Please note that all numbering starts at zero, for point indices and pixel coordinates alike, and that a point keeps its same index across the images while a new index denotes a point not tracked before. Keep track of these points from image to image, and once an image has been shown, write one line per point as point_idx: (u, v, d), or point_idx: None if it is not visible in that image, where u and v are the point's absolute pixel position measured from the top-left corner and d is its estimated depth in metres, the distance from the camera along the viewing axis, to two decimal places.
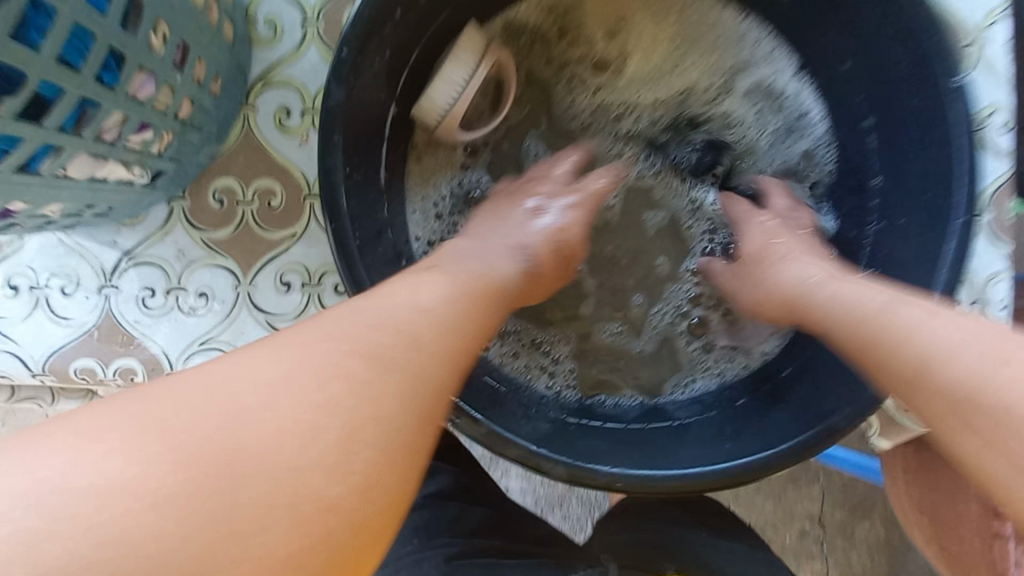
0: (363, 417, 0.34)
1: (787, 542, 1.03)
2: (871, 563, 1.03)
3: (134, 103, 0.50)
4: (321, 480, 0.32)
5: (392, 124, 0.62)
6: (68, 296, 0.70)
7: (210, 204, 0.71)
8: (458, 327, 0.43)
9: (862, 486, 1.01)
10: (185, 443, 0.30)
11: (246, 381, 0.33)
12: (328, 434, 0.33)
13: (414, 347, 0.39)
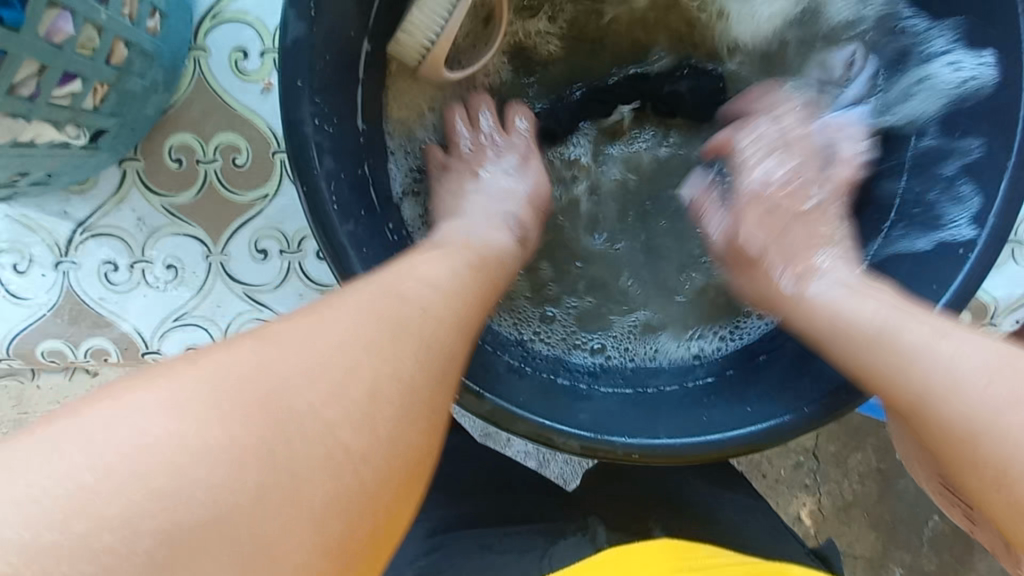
0: (359, 407, 0.33)
1: (781, 474, 1.03)
2: (862, 489, 1.04)
3: (50, 49, 0.41)
4: (358, 463, 0.32)
5: (366, 63, 0.54)
6: (22, 275, 0.64)
7: (167, 163, 0.63)
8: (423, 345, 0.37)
9: (856, 417, 1.02)
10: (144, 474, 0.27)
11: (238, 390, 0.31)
12: (335, 433, 0.32)
13: (382, 365, 0.35)
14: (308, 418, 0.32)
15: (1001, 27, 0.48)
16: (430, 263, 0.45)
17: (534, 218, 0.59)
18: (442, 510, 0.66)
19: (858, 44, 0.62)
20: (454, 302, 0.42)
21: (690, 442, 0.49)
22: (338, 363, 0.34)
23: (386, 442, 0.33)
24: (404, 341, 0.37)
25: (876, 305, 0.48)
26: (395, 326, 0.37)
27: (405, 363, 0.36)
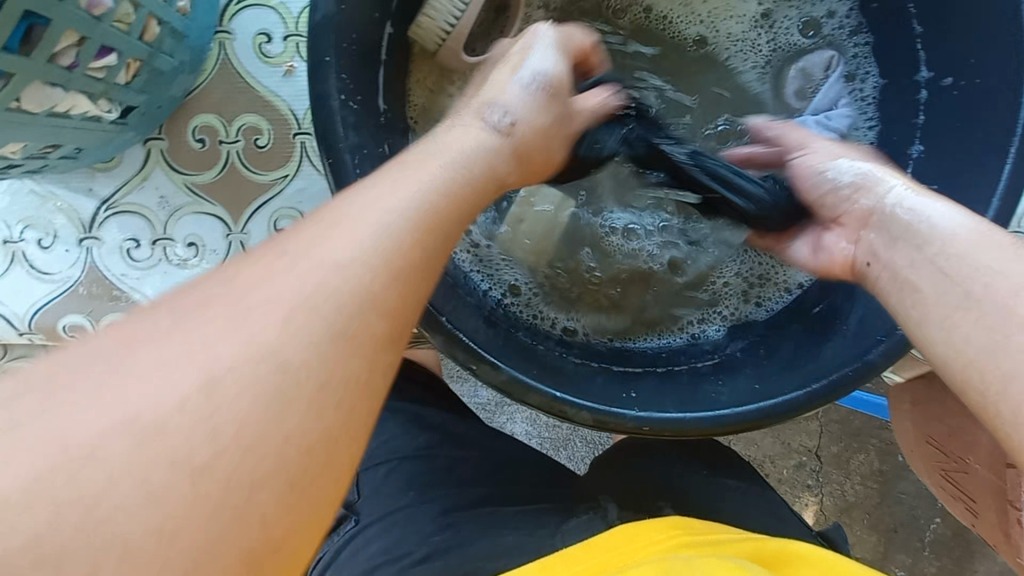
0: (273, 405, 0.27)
1: (783, 475, 1.04)
2: (865, 491, 1.04)
3: (90, 20, 0.43)
4: (298, 412, 0.28)
5: (388, 46, 0.55)
6: (46, 250, 0.65)
7: (190, 143, 0.64)
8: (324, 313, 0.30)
9: (859, 418, 1.02)
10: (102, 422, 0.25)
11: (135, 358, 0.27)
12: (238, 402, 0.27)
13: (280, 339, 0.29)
14: (196, 420, 0.26)
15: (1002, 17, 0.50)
16: (455, 153, 0.42)
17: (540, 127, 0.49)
18: (451, 490, 0.67)
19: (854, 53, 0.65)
20: (415, 246, 0.35)
21: (700, 416, 0.50)
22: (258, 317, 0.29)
23: (296, 440, 0.28)
24: (360, 293, 0.31)
25: (919, 262, 0.40)
26: (311, 303, 0.30)
27: (319, 343, 0.29)
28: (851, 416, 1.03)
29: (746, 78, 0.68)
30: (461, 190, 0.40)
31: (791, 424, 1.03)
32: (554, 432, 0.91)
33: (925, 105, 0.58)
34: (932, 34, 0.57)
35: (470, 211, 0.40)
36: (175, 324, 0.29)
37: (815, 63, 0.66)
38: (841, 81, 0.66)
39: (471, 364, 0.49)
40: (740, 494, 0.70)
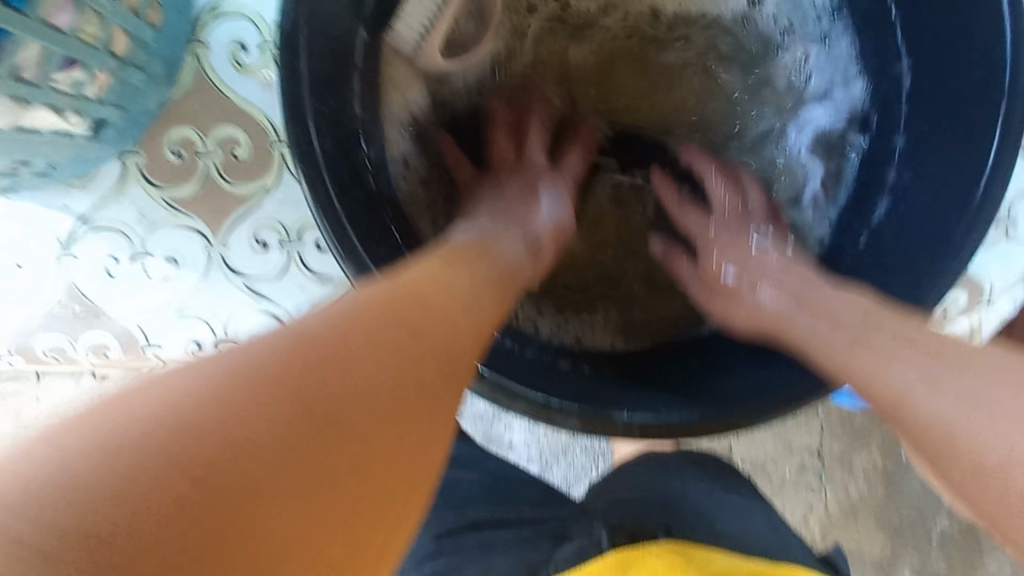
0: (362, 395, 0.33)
1: (787, 476, 1.03)
2: (870, 491, 1.03)
3: (51, 31, 0.42)
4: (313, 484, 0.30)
5: (363, 50, 0.54)
6: (23, 268, 0.64)
7: (167, 157, 0.63)
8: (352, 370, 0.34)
9: (860, 417, 1.01)
10: (153, 409, 0.29)
11: (236, 368, 0.32)
12: (298, 430, 0.31)
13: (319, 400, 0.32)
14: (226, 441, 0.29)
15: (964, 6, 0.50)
16: (505, 238, 0.53)
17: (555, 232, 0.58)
18: (445, 513, 0.66)
19: (845, 40, 0.63)
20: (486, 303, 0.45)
21: (691, 415, 0.49)
22: (329, 353, 0.34)
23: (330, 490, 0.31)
24: (361, 372, 0.34)
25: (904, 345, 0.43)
26: (372, 340, 0.35)
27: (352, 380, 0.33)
28: (853, 415, 1.01)
29: (739, 78, 0.70)
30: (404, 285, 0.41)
31: (792, 424, 1.02)
32: (552, 442, 0.89)
33: (908, 93, 0.58)
34: (910, 23, 0.56)
35: (433, 303, 0.40)
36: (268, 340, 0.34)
37: (802, 56, 0.67)
38: (836, 68, 0.64)
39: None
40: (737, 509, 0.69)
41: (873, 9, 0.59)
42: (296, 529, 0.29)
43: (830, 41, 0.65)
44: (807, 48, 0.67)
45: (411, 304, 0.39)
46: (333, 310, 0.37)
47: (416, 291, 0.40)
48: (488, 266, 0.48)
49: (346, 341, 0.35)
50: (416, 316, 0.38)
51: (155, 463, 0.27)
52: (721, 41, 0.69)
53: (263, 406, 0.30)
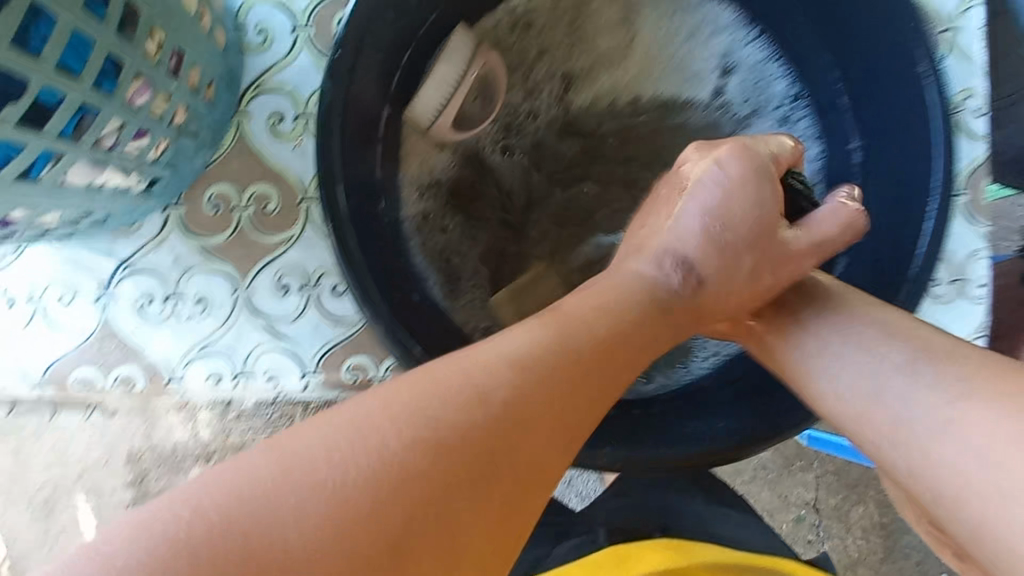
0: (448, 493, 0.33)
1: (784, 529, 1.05)
2: (867, 544, 1.05)
3: (130, 110, 0.50)
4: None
5: (385, 124, 0.63)
6: (66, 306, 0.70)
7: (205, 209, 0.71)
8: (450, 479, 0.33)
9: (855, 469, 1.04)
10: (222, 504, 0.30)
11: (307, 472, 0.32)
12: (390, 537, 0.31)
13: (429, 506, 0.32)
14: (318, 548, 0.30)
15: (900, 101, 0.59)
16: (626, 277, 0.49)
17: (717, 269, 0.51)
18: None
19: (803, 122, 0.73)
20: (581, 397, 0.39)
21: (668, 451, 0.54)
22: (406, 461, 0.33)
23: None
24: (445, 481, 0.33)
25: (877, 348, 0.46)
26: (458, 440, 0.34)
27: (422, 482, 0.33)
28: (848, 467, 1.04)
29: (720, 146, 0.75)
30: (498, 383, 0.37)
31: (789, 475, 1.04)
32: None
33: (859, 168, 0.67)
34: (859, 110, 0.65)
35: (535, 400, 0.37)
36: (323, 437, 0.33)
37: (771, 130, 0.74)
38: (797, 145, 0.73)
39: None
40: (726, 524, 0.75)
41: (827, 98, 0.69)
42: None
43: (791, 120, 0.73)
44: (774, 123, 0.74)
45: (506, 406, 0.36)
46: (370, 449, 0.32)
47: (517, 369, 0.37)
48: (592, 346, 0.41)
49: (422, 448, 0.33)
50: (485, 442, 0.34)
51: (218, 545, 0.29)
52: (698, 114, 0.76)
53: (353, 514, 0.31)
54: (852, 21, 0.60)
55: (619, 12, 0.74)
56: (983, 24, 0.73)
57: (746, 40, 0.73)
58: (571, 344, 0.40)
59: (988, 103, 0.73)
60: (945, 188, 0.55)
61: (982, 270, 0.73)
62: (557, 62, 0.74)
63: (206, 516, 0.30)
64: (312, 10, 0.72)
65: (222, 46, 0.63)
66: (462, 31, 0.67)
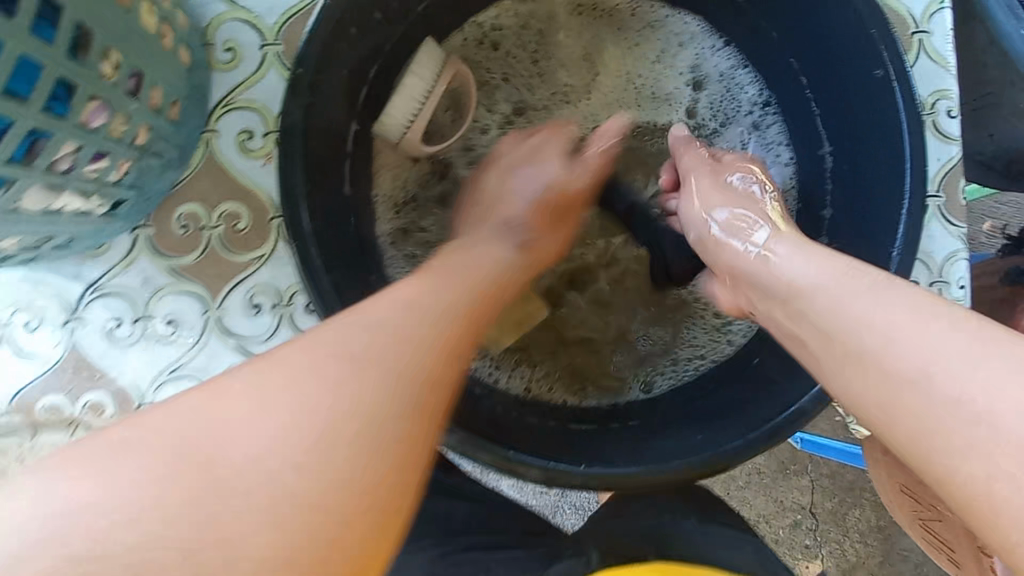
0: (357, 411, 0.36)
1: (781, 535, 1.03)
2: (865, 548, 1.04)
3: (86, 132, 0.49)
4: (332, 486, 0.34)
5: (353, 140, 0.63)
6: (32, 332, 0.69)
7: (174, 229, 0.70)
8: (350, 386, 0.36)
9: (850, 473, 1.03)
10: (162, 447, 0.32)
11: (226, 411, 0.34)
12: (300, 450, 0.34)
13: (332, 413, 0.35)
14: (243, 462, 0.33)
15: (868, 106, 0.59)
16: (484, 250, 0.55)
17: (544, 229, 0.62)
18: (438, 543, 0.71)
19: (773, 129, 0.74)
20: (462, 322, 0.45)
21: (645, 468, 0.53)
22: (317, 377, 0.36)
23: (354, 487, 0.34)
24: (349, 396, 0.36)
25: (851, 275, 0.47)
26: (358, 361, 0.38)
27: (334, 400, 0.36)
28: (843, 470, 1.03)
29: None
30: (389, 318, 0.41)
31: (783, 480, 1.03)
32: (542, 500, 0.90)
33: (831, 173, 0.66)
34: (829, 116, 0.65)
35: (418, 325, 0.42)
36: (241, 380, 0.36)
37: (741, 137, 0.76)
38: (765, 152, 0.75)
39: None
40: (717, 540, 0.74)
41: (795, 105, 0.70)
42: (357, 531, 0.34)
43: (761, 127, 0.75)
44: (744, 130, 0.76)
45: (397, 331, 0.41)
46: (282, 378, 0.36)
47: (405, 307, 0.43)
48: (467, 286, 0.49)
49: (323, 369, 0.37)
50: (385, 345, 0.39)
51: (163, 489, 0.31)
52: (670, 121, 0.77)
53: (266, 437, 0.34)
54: (819, 27, 0.60)
55: (587, 25, 0.75)
56: (951, 26, 0.73)
57: (715, 49, 0.75)
58: (446, 285, 0.48)
59: (959, 104, 0.73)
60: (915, 192, 0.55)
61: (962, 272, 0.72)
62: (529, 74, 0.75)
63: (167, 472, 0.31)
64: (280, 26, 0.71)
65: (187, 65, 0.63)
66: (430, 45, 0.67)
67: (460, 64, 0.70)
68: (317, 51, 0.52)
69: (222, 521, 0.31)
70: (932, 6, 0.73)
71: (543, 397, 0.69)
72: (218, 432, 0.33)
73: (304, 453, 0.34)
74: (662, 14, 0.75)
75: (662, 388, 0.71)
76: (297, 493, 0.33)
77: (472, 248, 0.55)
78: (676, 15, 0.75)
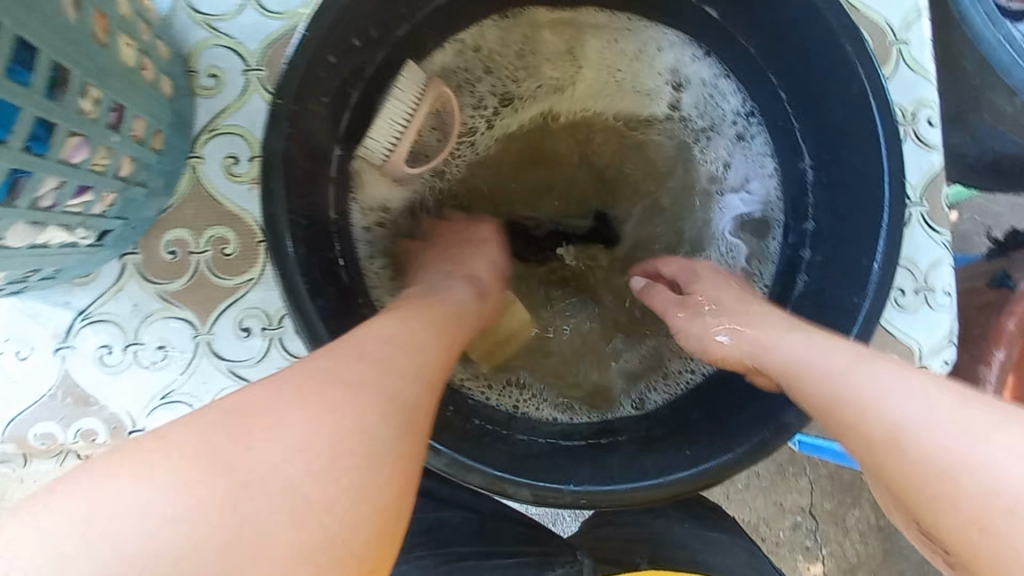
0: (366, 424, 0.38)
1: (781, 537, 1.03)
2: (865, 548, 1.04)
3: (68, 168, 0.50)
4: (342, 491, 0.35)
5: (337, 165, 0.64)
6: (24, 361, 0.69)
7: (163, 255, 0.71)
8: (357, 404, 0.38)
9: (847, 474, 1.03)
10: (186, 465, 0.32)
11: (246, 428, 0.35)
12: (317, 458, 0.35)
13: (343, 424, 0.37)
14: (264, 467, 0.33)
15: (846, 119, 0.59)
16: (456, 295, 0.58)
17: (494, 284, 0.64)
18: (433, 559, 0.71)
19: (756, 138, 0.74)
20: (442, 354, 0.49)
21: (632, 486, 0.53)
22: (329, 396, 0.38)
23: (361, 495, 0.35)
24: (357, 412, 0.38)
25: (804, 343, 0.52)
26: (355, 382, 0.40)
27: (347, 414, 0.37)
28: (839, 473, 1.03)
29: (676, 163, 0.77)
30: (376, 350, 0.44)
31: (781, 483, 1.03)
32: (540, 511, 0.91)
33: (813, 185, 0.67)
34: (807, 129, 0.66)
35: (405, 357, 0.45)
36: (257, 401, 0.36)
37: (723, 146, 0.76)
38: (748, 161, 0.75)
39: None
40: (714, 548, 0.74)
41: (776, 116, 0.70)
42: (363, 537, 0.35)
43: (745, 136, 0.75)
44: (727, 139, 0.76)
45: (379, 362, 0.43)
46: (295, 398, 0.37)
47: (393, 342, 0.46)
48: (441, 325, 0.52)
49: (334, 390, 0.38)
50: (376, 377, 0.41)
51: (188, 503, 0.31)
52: (654, 131, 0.77)
53: (285, 450, 0.34)
54: (795, 43, 0.61)
55: (565, 39, 0.76)
56: (929, 34, 0.73)
57: (695, 60, 0.75)
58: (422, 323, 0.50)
59: (939, 112, 0.73)
60: (895, 205, 0.55)
61: (947, 278, 0.73)
62: (510, 91, 0.76)
63: (192, 487, 0.31)
64: (263, 51, 0.72)
65: (169, 94, 0.63)
66: (410, 67, 0.67)
67: (440, 84, 0.70)
68: (296, 81, 0.52)
69: (237, 546, 0.31)
70: (910, 15, 0.74)
71: (531, 414, 0.69)
72: (233, 449, 0.34)
73: (321, 459, 0.35)
74: (640, 25, 0.75)
75: (654, 402, 0.71)
76: (309, 516, 0.33)
77: (440, 290, 0.57)
78: (652, 28, 0.75)
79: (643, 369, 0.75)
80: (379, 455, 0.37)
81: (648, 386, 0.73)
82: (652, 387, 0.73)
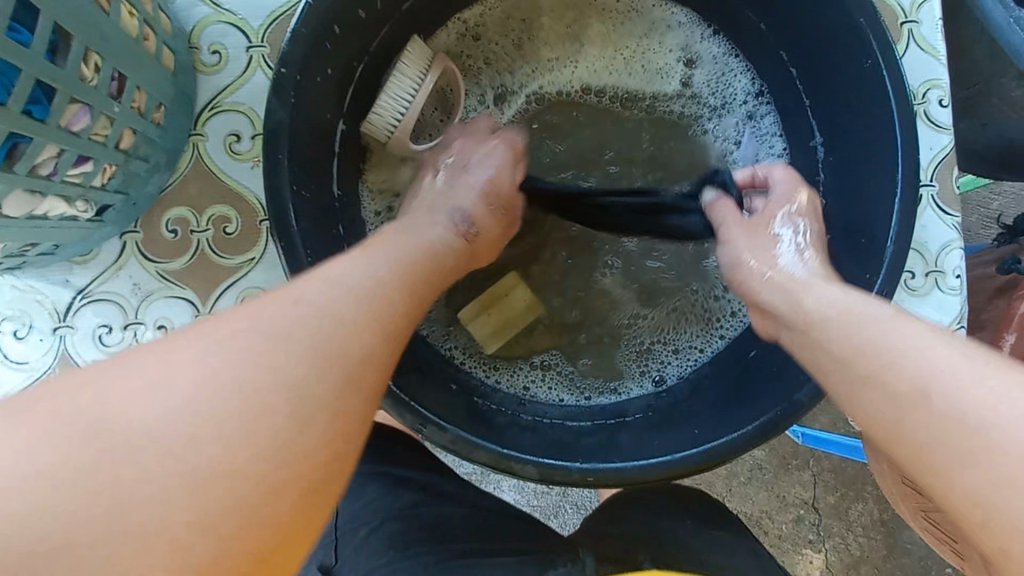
0: (291, 390, 0.35)
1: (784, 531, 1.02)
2: (869, 542, 1.03)
3: (68, 135, 0.49)
4: (252, 458, 0.32)
5: (340, 140, 0.63)
6: (21, 340, 0.68)
7: (163, 234, 0.70)
8: (292, 361, 0.36)
9: (851, 467, 1.02)
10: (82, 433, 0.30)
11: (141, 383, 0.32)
12: (226, 419, 0.32)
13: (272, 383, 0.34)
14: (156, 425, 0.31)
15: (858, 94, 0.58)
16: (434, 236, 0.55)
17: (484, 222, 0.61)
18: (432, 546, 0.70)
19: (765, 117, 0.73)
20: (400, 309, 0.44)
21: (640, 464, 0.52)
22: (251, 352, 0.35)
23: (275, 459, 0.33)
24: (276, 372, 0.35)
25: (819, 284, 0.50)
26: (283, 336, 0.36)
27: (266, 376, 0.34)
28: (843, 466, 1.02)
29: (684, 140, 0.75)
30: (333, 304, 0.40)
31: (785, 475, 1.02)
32: (543, 501, 0.90)
33: (824, 164, 0.66)
34: (818, 106, 0.65)
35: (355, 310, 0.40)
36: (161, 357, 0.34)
37: (733, 125, 0.75)
38: (758, 140, 0.74)
39: (418, 424, 0.51)
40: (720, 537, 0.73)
41: (787, 95, 0.69)
42: (277, 511, 0.32)
43: (755, 115, 0.74)
44: (736, 118, 0.75)
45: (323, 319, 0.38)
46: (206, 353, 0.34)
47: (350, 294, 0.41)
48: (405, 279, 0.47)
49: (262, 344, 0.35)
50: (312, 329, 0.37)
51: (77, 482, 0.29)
52: (663, 108, 0.75)
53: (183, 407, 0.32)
54: (807, 17, 0.60)
55: (569, 12, 0.74)
56: (940, 15, 0.73)
57: (704, 38, 0.74)
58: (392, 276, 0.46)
59: (950, 93, 0.72)
60: (908, 180, 0.54)
61: (957, 261, 0.72)
62: (515, 64, 0.74)
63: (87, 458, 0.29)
64: (266, 28, 0.71)
65: (171, 68, 0.62)
66: (416, 41, 0.67)
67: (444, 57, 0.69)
68: (303, 50, 0.51)
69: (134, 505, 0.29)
70: None
71: (537, 391, 0.69)
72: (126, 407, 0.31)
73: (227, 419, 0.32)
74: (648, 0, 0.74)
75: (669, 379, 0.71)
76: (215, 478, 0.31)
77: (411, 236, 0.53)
78: (663, 4, 0.74)
79: (654, 346, 0.73)
80: (305, 419, 0.35)
81: (660, 363, 0.73)
82: (665, 363, 0.72)
